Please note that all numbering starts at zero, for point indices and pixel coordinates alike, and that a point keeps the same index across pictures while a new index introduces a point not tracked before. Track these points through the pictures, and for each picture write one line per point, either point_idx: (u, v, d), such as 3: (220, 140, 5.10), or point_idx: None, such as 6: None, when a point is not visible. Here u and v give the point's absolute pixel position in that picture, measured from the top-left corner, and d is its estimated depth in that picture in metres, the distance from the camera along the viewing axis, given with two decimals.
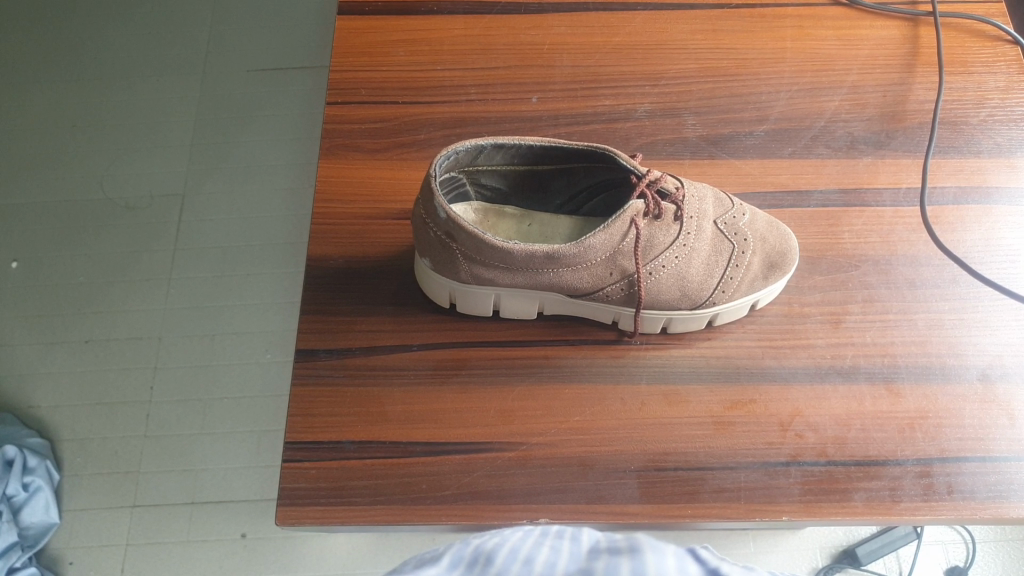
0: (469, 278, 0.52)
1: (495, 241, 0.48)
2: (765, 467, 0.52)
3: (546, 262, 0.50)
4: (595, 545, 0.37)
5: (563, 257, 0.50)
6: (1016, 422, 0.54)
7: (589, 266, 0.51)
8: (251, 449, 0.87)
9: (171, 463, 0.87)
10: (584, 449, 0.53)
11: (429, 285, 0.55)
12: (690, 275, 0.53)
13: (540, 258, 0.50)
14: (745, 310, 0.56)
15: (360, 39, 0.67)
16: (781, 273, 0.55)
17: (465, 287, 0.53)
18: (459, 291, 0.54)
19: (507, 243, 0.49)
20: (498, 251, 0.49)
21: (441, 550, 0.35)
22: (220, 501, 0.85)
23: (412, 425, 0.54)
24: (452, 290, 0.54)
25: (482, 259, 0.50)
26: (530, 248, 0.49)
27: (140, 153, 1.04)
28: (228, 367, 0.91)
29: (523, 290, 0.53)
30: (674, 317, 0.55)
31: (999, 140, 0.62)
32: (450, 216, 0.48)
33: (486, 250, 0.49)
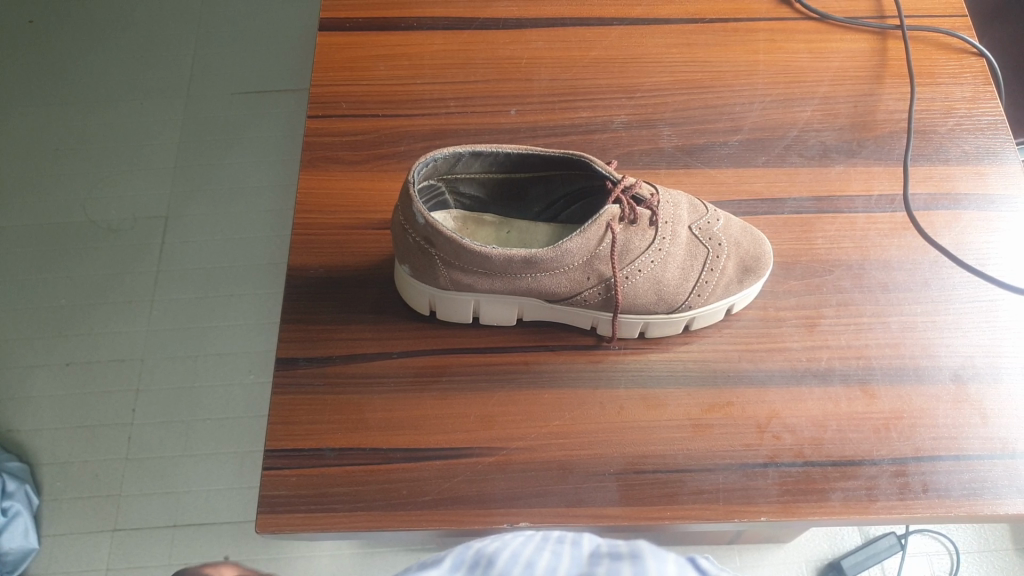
0: (448, 284, 0.53)
1: (473, 246, 0.49)
2: (743, 468, 0.53)
3: (524, 266, 0.51)
4: (595, 548, 0.39)
5: (541, 262, 0.51)
6: (988, 422, 0.54)
7: (567, 270, 0.52)
8: (234, 469, 0.87)
9: (153, 485, 0.86)
10: (564, 453, 0.53)
11: (409, 293, 0.56)
12: (665, 278, 0.54)
13: (519, 262, 0.50)
14: (721, 315, 0.57)
15: (341, 55, 0.68)
16: (756, 277, 0.56)
17: (444, 293, 0.54)
18: (438, 297, 0.55)
19: (485, 248, 0.50)
20: (477, 256, 0.50)
21: (444, 554, 0.38)
22: (203, 523, 0.84)
23: (392, 432, 0.54)
24: (431, 297, 0.55)
25: (462, 265, 0.51)
26: (508, 253, 0.50)
27: (124, 176, 1.05)
28: (211, 389, 0.91)
29: (502, 295, 0.54)
30: (651, 321, 0.56)
31: (967, 148, 0.64)
32: (428, 221, 0.48)
33: (465, 255, 0.50)
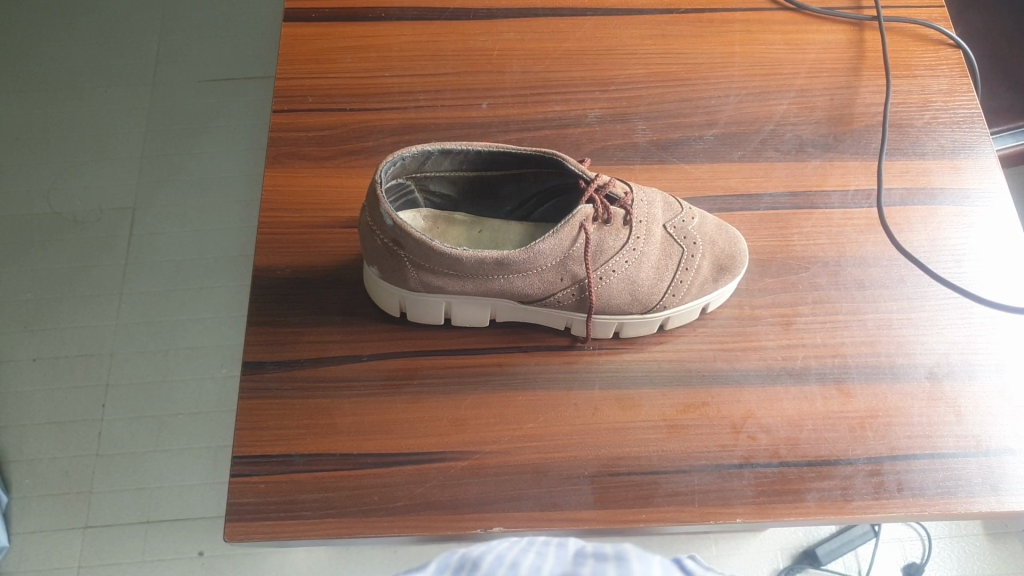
0: (418, 286, 0.52)
1: (443, 248, 0.48)
2: (718, 470, 0.52)
3: (496, 268, 0.50)
4: (582, 554, 0.45)
5: (513, 263, 0.49)
6: (962, 419, 0.54)
7: (540, 271, 0.51)
8: (207, 465, 0.85)
9: (125, 481, 0.85)
10: (538, 456, 0.52)
11: (379, 294, 0.55)
12: (640, 278, 0.53)
13: (490, 264, 0.49)
14: (697, 314, 0.56)
15: (307, 46, 0.66)
16: (731, 275, 0.55)
17: (414, 294, 0.53)
18: (409, 299, 0.54)
19: (456, 249, 0.48)
20: (447, 258, 0.48)
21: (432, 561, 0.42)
22: (177, 519, 0.83)
23: (362, 437, 0.53)
24: (401, 299, 0.54)
25: (431, 266, 0.49)
26: (479, 254, 0.48)
27: (89, 166, 1.02)
28: (183, 383, 0.89)
29: (474, 296, 0.53)
30: (626, 321, 0.55)
31: (943, 142, 0.64)
32: (396, 223, 0.47)
33: (435, 257, 0.48)
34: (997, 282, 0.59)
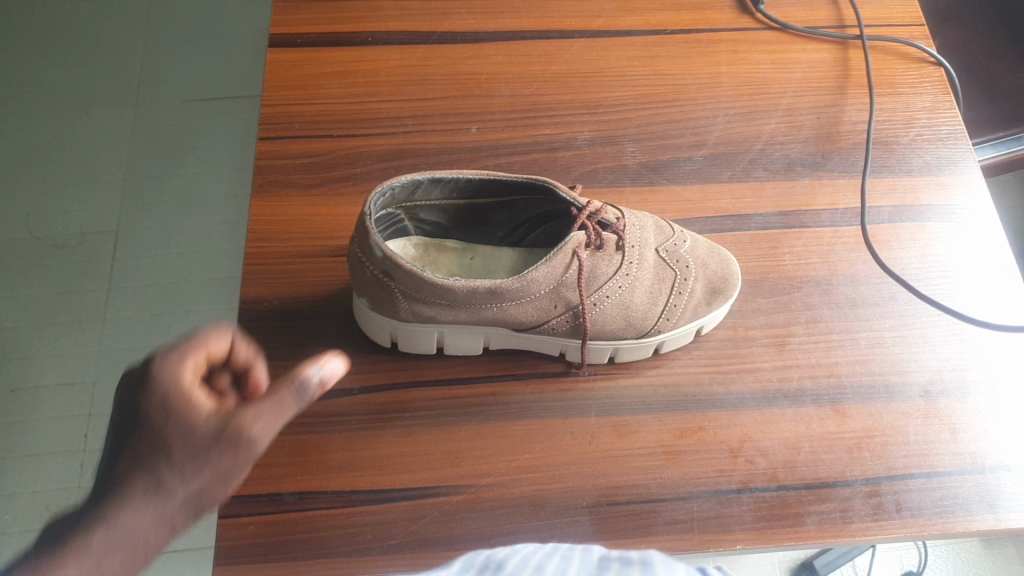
0: (409, 316, 0.51)
1: (434, 278, 0.47)
2: (717, 495, 0.52)
3: (489, 296, 0.49)
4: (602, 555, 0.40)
5: (506, 291, 0.49)
6: (958, 436, 0.54)
7: (533, 299, 0.50)
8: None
9: None
10: (536, 487, 0.52)
11: (370, 326, 0.54)
12: (633, 303, 0.53)
13: (483, 293, 0.48)
14: (691, 337, 0.56)
15: (292, 72, 0.65)
16: (724, 298, 0.55)
17: (405, 324, 0.52)
18: (400, 330, 0.53)
19: (447, 280, 0.48)
20: (440, 288, 0.48)
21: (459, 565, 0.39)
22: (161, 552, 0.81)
23: (355, 473, 0.52)
24: (392, 329, 0.53)
25: (424, 297, 0.49)
26: (472, 284, 0.48)
27: (70, 191, 1.00)
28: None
29: (466, 325, 0.52)
30: (621, 347, 0.54)
31: (929, 158, 0.64)
32: (386, 254, 0.46)
33: (427, 288, 0.48)
34: (986, 298, 0.59)
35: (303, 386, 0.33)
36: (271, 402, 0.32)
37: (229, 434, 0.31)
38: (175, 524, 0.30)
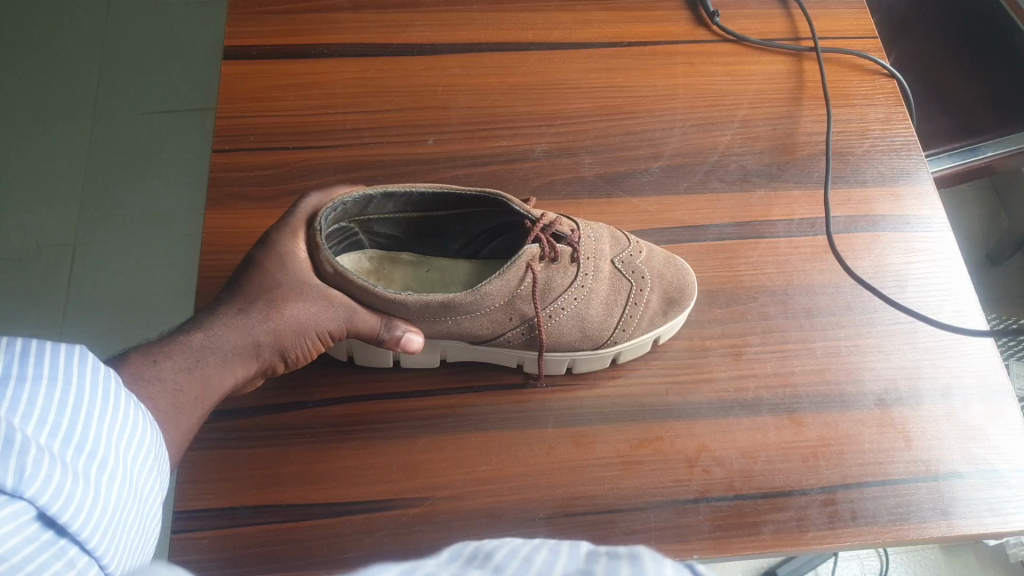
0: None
1: (387, 294, 0.47)
2: (674, 505, 0.52)
3: (443, 309, 0.48)
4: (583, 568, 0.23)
5: (461, 304, 0.48)
6: (912, 444, 0.55)
7: (487, 311, 0.50)
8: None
9: None
10: (493, 499, 0.51)
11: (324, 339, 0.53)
12: (588, 314, 0.53)
13: (437, 306, 0.48)
14: (648, 346, 0.56)
15: (247, 84, 0.65)
16: (680, 308, 0.55)
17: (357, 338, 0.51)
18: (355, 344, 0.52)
19: (400, 295, 0.47)
20: (392, 303, 0.47)
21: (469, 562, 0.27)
22: None
23: (310, 486, 0.51)
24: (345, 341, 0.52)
25: (375, 311, 0.48)
26: (425, 298, 0.47)
27: (26, 206, 0.98)
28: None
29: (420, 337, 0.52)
30: (578, 357, 0.54)
31: (882, 170, 0.65)
32: (336, 270, 0.46)
33: (380, 302, 0.47)
34: (938, 307, 0.60)
35: (390, 333, 0.48)
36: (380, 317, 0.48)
37: (344, 318, 0.47)
38: (296, 342, 0.47)
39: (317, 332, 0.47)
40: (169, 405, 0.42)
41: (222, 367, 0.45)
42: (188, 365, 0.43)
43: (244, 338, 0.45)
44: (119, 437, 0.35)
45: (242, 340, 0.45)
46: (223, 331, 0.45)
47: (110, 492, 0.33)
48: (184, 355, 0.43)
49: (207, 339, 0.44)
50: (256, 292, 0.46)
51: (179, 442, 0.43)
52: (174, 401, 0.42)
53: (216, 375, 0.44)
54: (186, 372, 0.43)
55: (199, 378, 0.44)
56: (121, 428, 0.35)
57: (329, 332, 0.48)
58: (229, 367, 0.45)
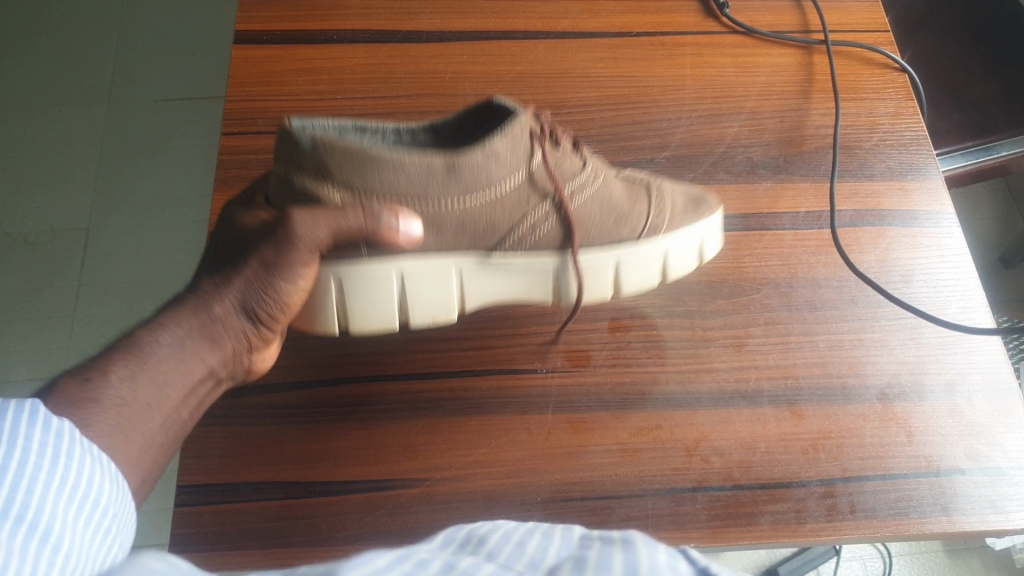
0: (363, 252, 0.49)
1: (381, 151, 0.46)
2: (672, 494, 0.52)
3: (456, 184, 0.48)
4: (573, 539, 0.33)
5: (476, 178, 0.48)
6: (914, 439, 0.54)
7: (507, 190, 0.50)
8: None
9: None
10: (491, 482, 0.52)
11: (329, 316, 0.51)
12: (618, 209, 0.55)
13: (449, 177, 0.48)
14: (694, 257, 0.57)
15: (257, 68, 0.65)
16: (708, 206, 0.57)
17: (370, 271, 0.50)
18: (349, 294, 0.50)
19: (394, 155, 0.46)
20: (394, 172, 0.46)
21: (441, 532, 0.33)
22: None
23: (311, 464, 0.52)
24: (354, 289, 0.50)
25: (377, 196, 0.47)
26: (426, 159, 0.46)
27: (39, 192, 1.00)
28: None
29: (436, 251, 0.51)
30: (619, 257, 0.55)
31: (891, 164, 0.64)
32: (314, 139, 0.45)
33: (374, 168, 0.45)
34: (945, 306, 0.59)
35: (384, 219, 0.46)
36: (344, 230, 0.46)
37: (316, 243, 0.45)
38: (263, 290, 0.45)
39: (283, 270, 0.45)
40: (116, 418, 0.38)
41: (171, 360, 0.42)
42: (134, 371, 0.40)
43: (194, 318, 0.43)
44: (65, 499, 0.33)
45: (191, 318, 0.43)
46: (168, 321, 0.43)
47: (56, 557, 0.31)
48: (127, 355, 0.40)
49: (151, 333, 0.42)
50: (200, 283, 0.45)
51: (139, 457, 0.39)
52: (121, 414, 0.38)
53: (168, 371, 0.41)
54: (132, 374, 0.40)
55: (150, 377, 0.40)
56: (74, 491, 0.34)
57: (297, 266, 0.45)
58: (180, 359, 0.42)
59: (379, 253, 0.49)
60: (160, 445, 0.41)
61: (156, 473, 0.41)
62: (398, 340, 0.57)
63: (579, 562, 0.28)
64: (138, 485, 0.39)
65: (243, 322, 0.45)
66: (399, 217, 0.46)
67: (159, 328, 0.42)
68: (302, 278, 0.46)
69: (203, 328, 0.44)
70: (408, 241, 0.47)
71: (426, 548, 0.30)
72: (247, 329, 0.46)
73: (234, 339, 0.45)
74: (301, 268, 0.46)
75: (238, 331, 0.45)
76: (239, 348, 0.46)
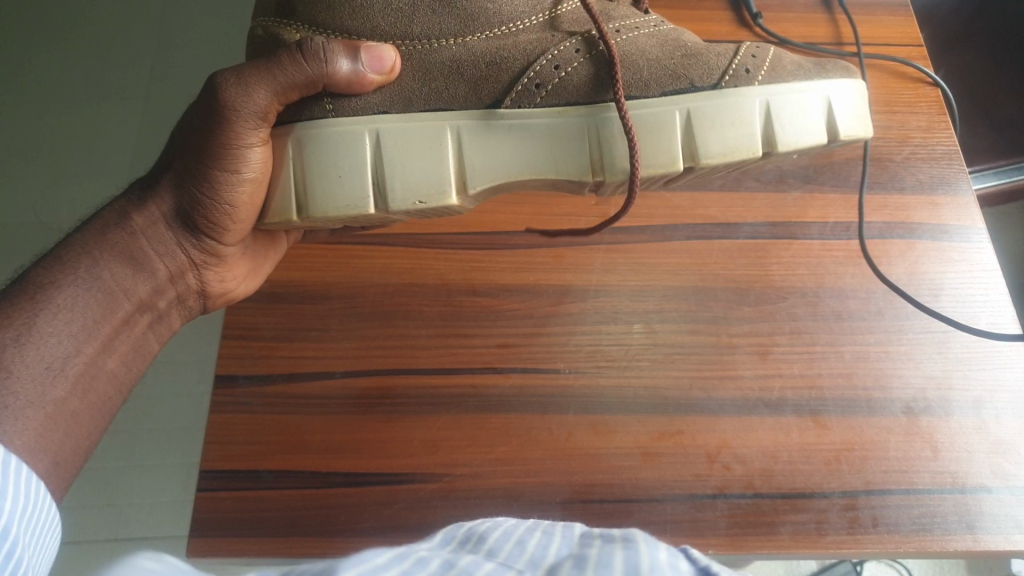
0: (329, 106, 0.42)
1: None
2: (692, 500, 0.51)
3: (448, 9, 0.42)
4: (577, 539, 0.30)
5: (472, 6, 0.42)
6: (939, 455, 0.53)
7: (521, 34, 0.43)
8: (177, 483, 0.76)
9: (97, 496, 0.77)
10: (510, 480, 0.52)
11: (287, 197, 0.43)
12: (695, 50, 0.44)
13: (439, 6, 0.42)
14: (822, 131, 0.44)
15: None
16: (838, 69, 0.46)
17: (331, 128, 0.42)
18: (314, 151, 0.42)
19: None
20: None
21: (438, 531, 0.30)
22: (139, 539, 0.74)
23: (333, 455, 0.53)
24: (314, 150, 0.42)
25: (351, 16, 0.42)
26: None
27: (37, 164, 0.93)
28: (155, 396, 0.80)
29: (423, 111, 0.43)
30: (695, 110, 0.43)
31: (922, 178, 0.64)
32: None
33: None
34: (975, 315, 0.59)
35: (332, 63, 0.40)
36: (291, 98, 0.41)
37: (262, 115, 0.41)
38: (200, 189, 0.43)
39: (222, 155, 0.41)
40: (18, 391, 0.37)
41: (83, 304, 0.41)
42: (48, 322, 0.39)
43: (116, 242, 0.43)
44: None
45: (107, 251, 0.43)
46: (87, 255, 0.42)
47: None
48: (34, 304, 0.39)
49: (64, 272, 0.41)
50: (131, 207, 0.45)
51: (45, 433, 0.38)
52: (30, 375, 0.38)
53: (79, 318, 0.41)
54: (38, 329, 0.39)
55: (59, 329, 0.40)
56: None
57: (239, 148, 0.41)
58: (94, 301, 0.42)
59: (344, 97, 0.42)
60: (72, 414, 0.40)
61: (74, 451, 0.39)
62: (423, 334, 0.57)
63: (581, 559, 0.25)
64: (51, 467, 0.37)
65: (174, 236, 0.46)
66: (361, 50, 0.40)
67: (75, 268, 0.42)
68: (249, 165, 0.42)
69: (126, 252, 0.44)
70: (377, 72, 0.41)
71: (423, 545, 0.27)
72: (183, 242, 0.46)
73: (166, 258, 0.46)
74: (244, 152, 0.41)
75: (168, 248, 0.46)
76: (173, 268, 0.46)
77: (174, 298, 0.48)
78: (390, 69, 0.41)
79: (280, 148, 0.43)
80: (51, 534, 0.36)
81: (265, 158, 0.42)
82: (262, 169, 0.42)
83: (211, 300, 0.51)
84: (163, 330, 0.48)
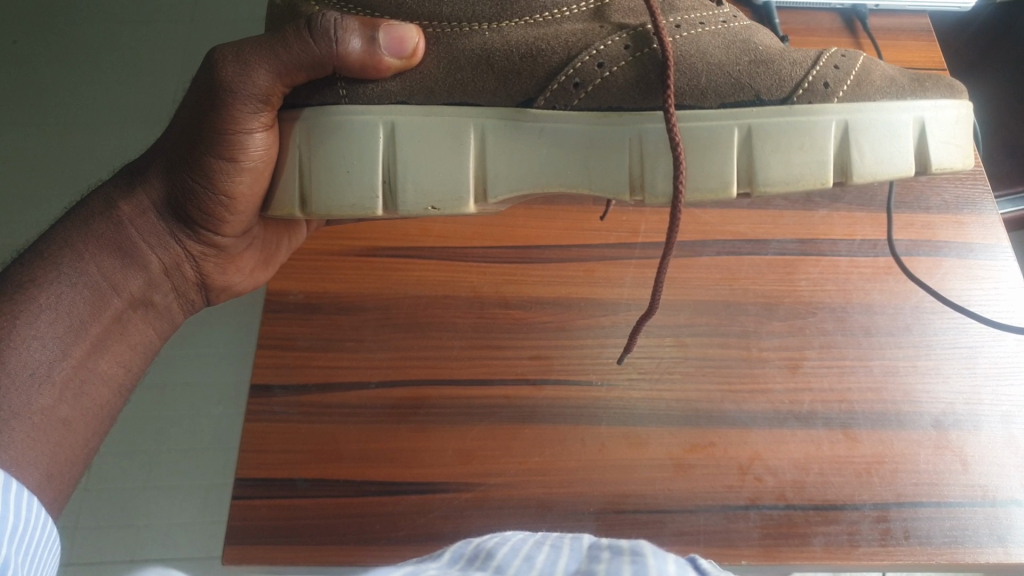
0: (343, 92, 0.43)
1: None
2: (725, 510, 0.52)
3: None
4: (593, 545, 0.32)
5: None
6: (969, 468, 0.54)
7: (564, 22, 0.43)
8: (196, 504, 0.72)
9: (111, 517, 0.72)
10: (544, 490, 0.53)
11: (293, 191, 0.44)
12: (767, 57, 0.44)
13: None
14: (905, 155, 0.44)
15: None
16: (933, 89, 0.45)
17: (354, 120, 0.42)
18: (326, 151, 0.43)
19: None
20: None
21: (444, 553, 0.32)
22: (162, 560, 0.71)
23: (366, 464, 0.53)
24: (323, 144, 0.43)
25: None
26: None
27: (55, 171, 0.90)
28: (173, 415, 0.75)
29: (445, 103, 0.43)
30: (758, 126, 0.43)
31: (947, 198, 0.65)
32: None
33: None
34: (1002, 313, 0.60)
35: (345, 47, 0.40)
36: (297, 80, 0.42)
37: (264, 99, 0.42)
38: (197, 176, 0.44)
39: (221, 143, 0.42)
40: (4, 402, 0.39)
41: (69, 303, 0.43)
42: (32, 325, 0.41)
43: (102, 234, 0.45)
44: None
45: (94, 246, 0.45)
46: (73, 250, 0.44)
47: None
48: (19, 306, 0.41)
49: (49, 270, 0.43)
50: (122, 196, 0.46)
51: (35, 444, 0.39)
52: (12, 380, 0.39)
53: (64, 319, 0.42)
54: (23, 334, 0.40)
55: (43, 331, 0.41)
56: None
57: (239, 133, 0.42)
58: (80, 299, 0.43)
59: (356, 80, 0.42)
60: (63, 421, 0.41)
61: (68, 461, 0.41)
62: (458, 345, 0.58)
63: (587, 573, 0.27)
64: (43, 479, 0.39)
65: (167, 228, 0.47)
66: (377, 31, 0.40)
67: (61, 265, 0.43)
68: (249, 153, 0.43)
69: (114, 245, 0.45)
70: (396, 56, 0.41)
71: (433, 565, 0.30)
72: (177, 233, 0.47)
73: (158, 249, 0.47)
74: (243, 139, 0.42)
75: (162, 240, 0.47)
76: (165, 259, 0.48)
77: (171, 292, 0.49)
78: (411, 52, 0.41)
79: (287, 135, 0.43)
80: (50, 552, 0.37)
81: (267, 146, 0.43)
82: (262, 157, 0.43)
83: (213, 292, 0.52)
84: (161, 325, 0.49)
